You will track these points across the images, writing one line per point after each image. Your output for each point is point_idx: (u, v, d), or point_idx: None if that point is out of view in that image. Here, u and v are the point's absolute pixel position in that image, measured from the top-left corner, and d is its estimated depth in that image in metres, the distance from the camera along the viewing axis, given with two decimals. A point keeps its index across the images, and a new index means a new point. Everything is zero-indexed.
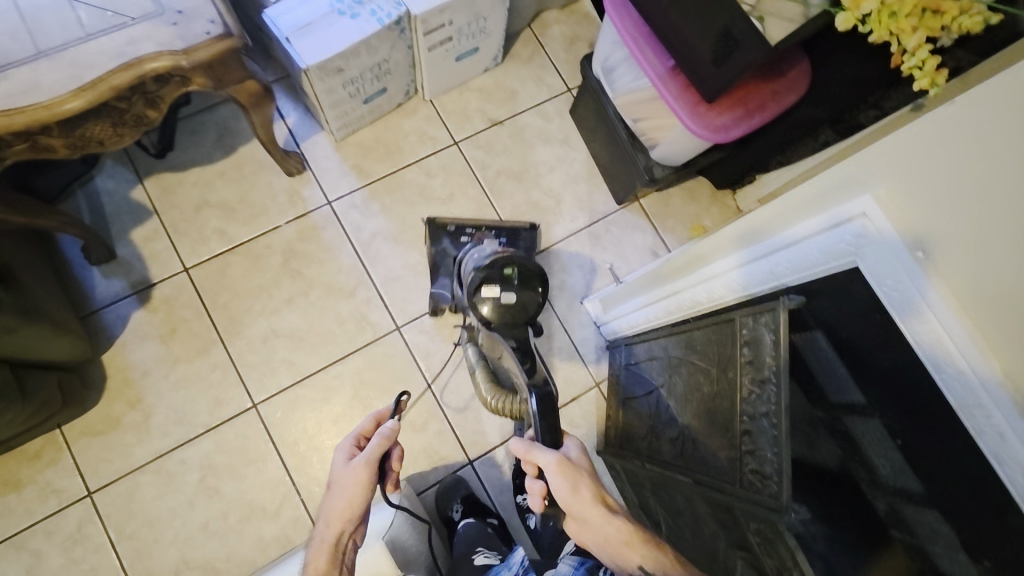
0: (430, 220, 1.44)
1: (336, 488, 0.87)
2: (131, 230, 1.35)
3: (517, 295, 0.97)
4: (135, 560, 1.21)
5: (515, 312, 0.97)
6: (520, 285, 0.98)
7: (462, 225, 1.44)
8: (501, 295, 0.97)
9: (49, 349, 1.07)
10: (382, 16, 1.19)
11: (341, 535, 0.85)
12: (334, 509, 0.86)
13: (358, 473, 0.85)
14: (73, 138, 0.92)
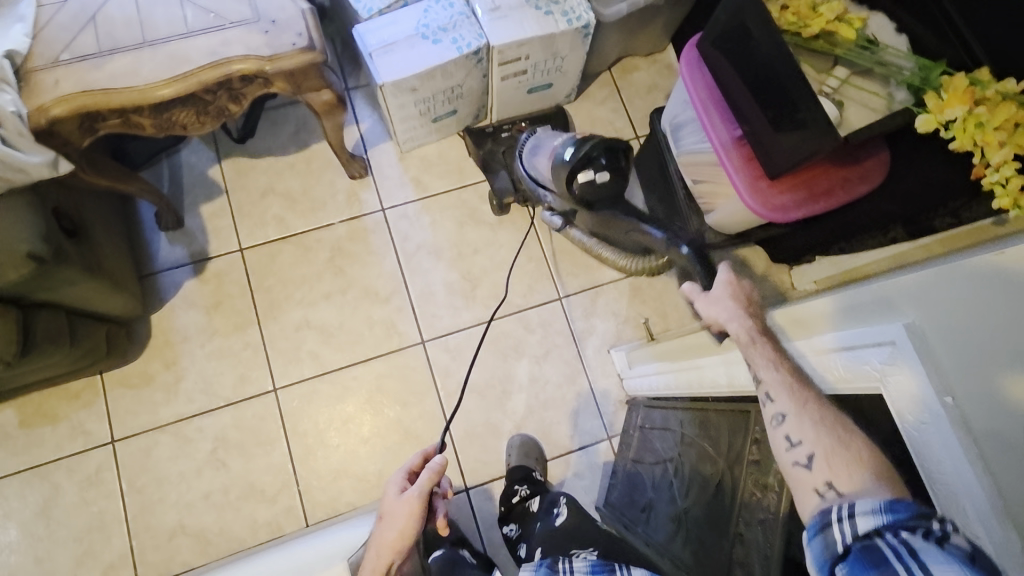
0: (470, 128, 1.52)
1: (386, 520, 0.89)
2: (201, 204, 1.45)
3: (609, 170, 1.04)
4: (137, 514, 1.27)
5: (615, 184, 1.05)
6: (609, 155, 1.04)
7: (501, 126, 1.52)
8: (595, 175, 1.03)
9: (104, 303, 1.16)
10: (462, 45, 1.23)
11: (391, 567, 0.85)
12: (384, 539, 0.87)
13: (409, 505, 0.87)
14: (161, 121, 1.00)
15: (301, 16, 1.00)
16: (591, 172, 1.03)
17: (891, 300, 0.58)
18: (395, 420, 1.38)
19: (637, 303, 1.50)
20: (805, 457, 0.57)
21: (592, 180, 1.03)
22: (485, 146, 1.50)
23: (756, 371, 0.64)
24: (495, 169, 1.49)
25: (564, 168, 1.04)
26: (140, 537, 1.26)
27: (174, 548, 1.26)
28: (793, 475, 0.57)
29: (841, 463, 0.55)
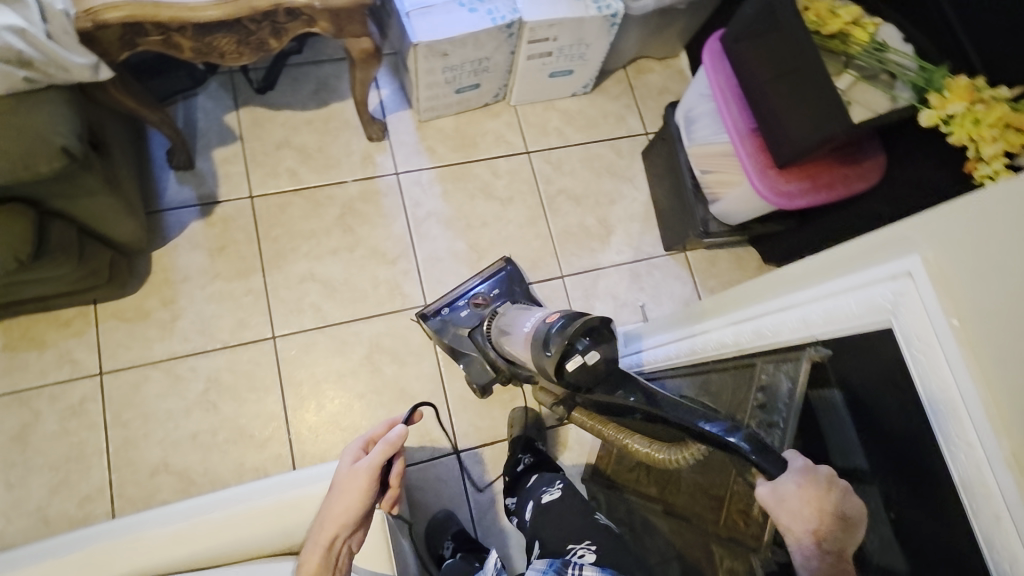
0: (420, 318, 1.37)
1: (336, 490, 0.83)
2: (214, 149, 1.44)
3: (602, 345, 0.85)
4: (120, 448, 1.24)
5: (604, 364, 0.84)
6: (591, 335, 0.85)
7: (450, 298, 1.38)
8: (590, 359, 0.84)
9: (116, 226, 1.15)
10: (496, 17, 1.27)
11: (335, 539, 0.80)
12: (331, 511, 0.81)
13: (358, 478, 0.82)
14: (202, 45, 1.02)
15: None
16: (580, 355, 0.84)
17: (897, 229, 0.61)
18: (391, 379, 1.38)
19: (636, 288, 1.54)
20: None
21: (581, 367, 0.84)
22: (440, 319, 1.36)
23: None
24: (461, 352, 1.33)
25: (548, 362, 0.88)
26: (119, 474, 1.22)
27: (155, 487, 1.23)
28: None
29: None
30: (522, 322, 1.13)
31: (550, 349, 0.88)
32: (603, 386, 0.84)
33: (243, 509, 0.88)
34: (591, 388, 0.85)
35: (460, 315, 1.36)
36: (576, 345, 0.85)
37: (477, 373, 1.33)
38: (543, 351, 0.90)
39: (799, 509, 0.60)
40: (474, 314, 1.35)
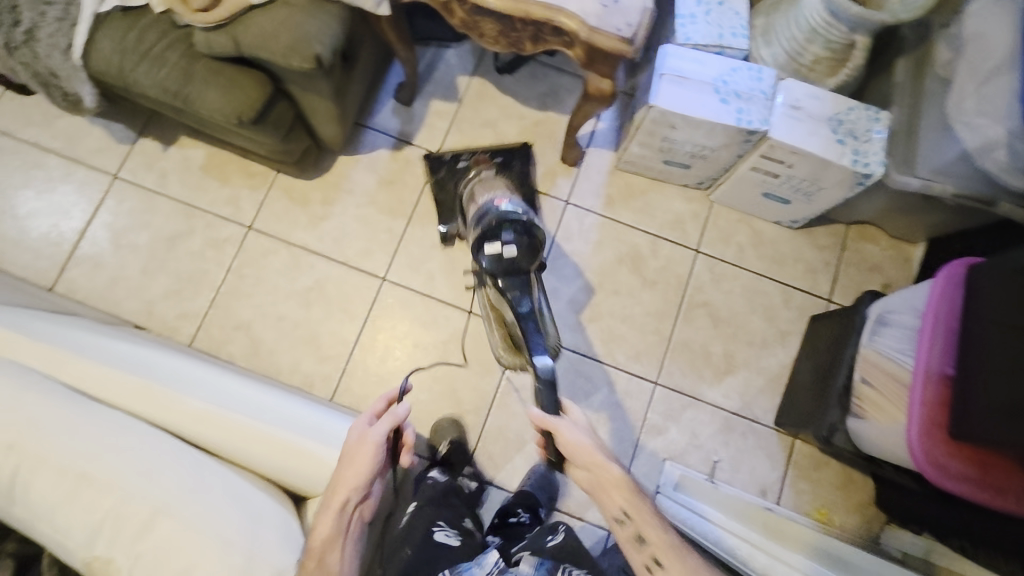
0: (427, 156, 1.50)
1: (343, 458, 0.79)
2: (435, 98, 1.54)
3: (517, 237, 1.03)
4: (229, 293, 1.42)
5: (515, 257, 1.02)
6: (513, 224, 1.04)
7: (460, 155, 1.50)
8: (505, 248, 1.01)
9: (324, 124, 1.27)
10: (744, 119, 1.17)
11: (343, 504, 0.76)
12: (338, 478, 0.77)
13: (365, 447, 0.78)
14: (470, 21, 1.07)
15: (641, 10, 0.99)
16: (503, 244, 1.02)
17: None
18: (451, 374, 1.41)
19: (721, 439, 1.40)
20: None
21: (500, 253, 1.02)
22: (438, 168, 1.48)
23: (643, 533, 0.85)
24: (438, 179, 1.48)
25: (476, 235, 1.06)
26: (215, 311, 1.41)
27: (231, 338, 1.40)
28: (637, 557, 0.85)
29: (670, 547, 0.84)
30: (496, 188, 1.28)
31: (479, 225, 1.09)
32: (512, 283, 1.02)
33: (265, 431, 0.86)
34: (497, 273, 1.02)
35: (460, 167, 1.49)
36: (504, 233, 1.03)
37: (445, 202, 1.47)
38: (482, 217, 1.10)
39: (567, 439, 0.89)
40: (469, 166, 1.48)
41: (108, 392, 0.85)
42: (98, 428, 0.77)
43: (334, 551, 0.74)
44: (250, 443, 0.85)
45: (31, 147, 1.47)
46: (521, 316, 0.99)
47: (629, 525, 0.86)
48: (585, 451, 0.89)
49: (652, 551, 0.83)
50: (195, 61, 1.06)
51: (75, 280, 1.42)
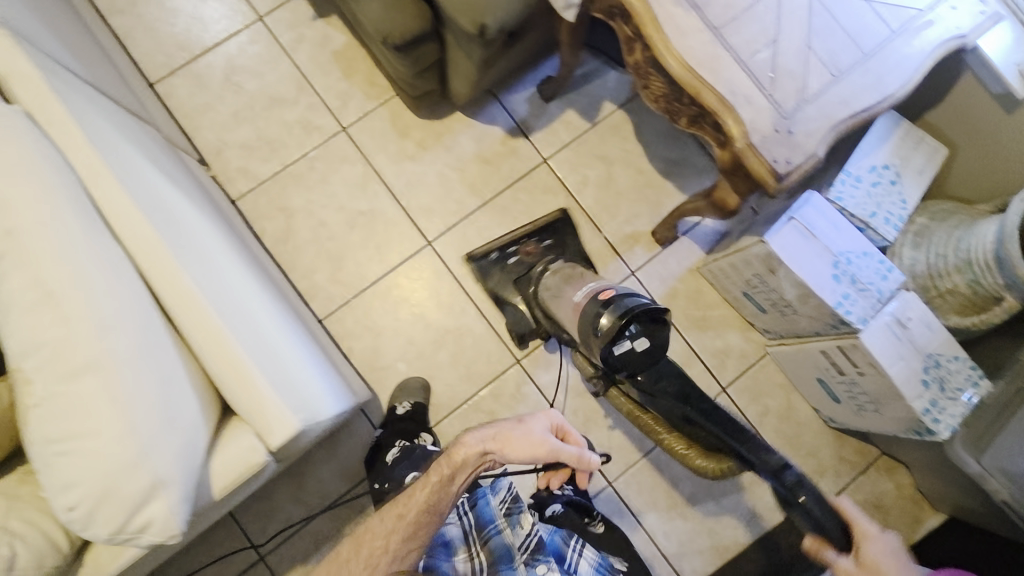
0: (473, 259, 1.40)
1: (505, 432, 0.78)
2: (573, 108, 1.49)
3: (645, 331, 0.92)
4: (292, 175, 1.42)
5: (649, 355, 0.92)
6: (643, 326, 0.91)
7: (506, 249, 1.40)
8: (636, 345, 0.91)
9: (459, 80, 1.23)
10: (843, 306, 1.08)
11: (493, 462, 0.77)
12: (503, 440, 0.77)
13: (537, 446, 0.77)
14: (643, 68, 0.99)
15: (812, 154, 0.89)
16: (624, 343, 0.91)
17: None
18: (435, 363, 1.37)
19: None
20: None
21: (631, 350, 0.91)
22: (490, 268, 1.40)
23: None
24: (505, 304, 1.39)
25: (597, 347, 0.93)
26: (271, 184, 1.42)
27: (270, 216, 1.40)
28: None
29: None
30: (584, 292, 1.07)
31: (598, 328, 0.93)
32: (674, 386, 0.90)
33: (223, 342, 0.70)
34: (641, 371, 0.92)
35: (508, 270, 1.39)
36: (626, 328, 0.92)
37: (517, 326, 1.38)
38: (591, 328, 0.95)
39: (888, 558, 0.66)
40: (522, 264, 1.39)
41: (115, 212, 0.71)
42: (86, 255, 0.65)
43: (468, 467, 0.76)
44: (217, 356, 0.70)
45: None
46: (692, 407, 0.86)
47: None
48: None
49: None
50: None
51: (172, 87, 1.43)
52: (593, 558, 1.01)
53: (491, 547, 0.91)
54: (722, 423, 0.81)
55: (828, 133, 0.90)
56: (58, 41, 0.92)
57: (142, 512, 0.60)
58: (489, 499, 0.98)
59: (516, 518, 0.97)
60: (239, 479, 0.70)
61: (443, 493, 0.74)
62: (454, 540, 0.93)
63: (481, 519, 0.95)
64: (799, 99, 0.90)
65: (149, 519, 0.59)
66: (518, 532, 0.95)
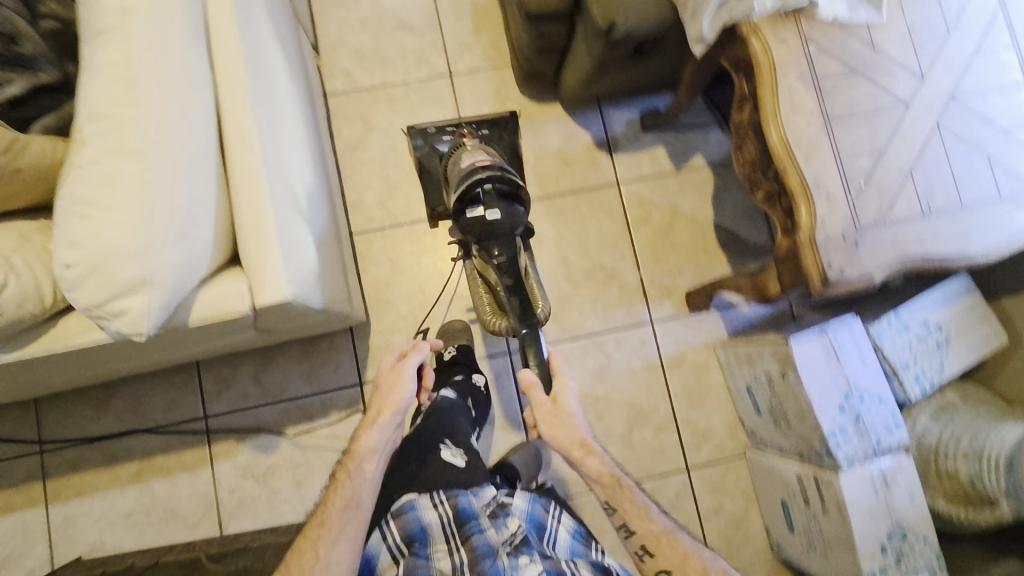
0: (410, 130, 1.43)
1: (381, 387, 0.96)
2: (665, 147, 1.49)
3: (509, 207, 1.04)
4: (387, 96, 1.47)
5: (499, 224, 1.02)
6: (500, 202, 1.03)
7: (441, 126, 1.43)
8: (488, 214, 1.02)
9: (572, 71, 1.25)
10: (834, 437, 1.05)
11: (378, 420, 0.93)
12: (382, 400, 0.95)
13: (400, 377, 0.96)
14: (745, 129, 0.99)
15: (868, 274, 0.87)
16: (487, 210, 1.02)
17: None
18: (435, 318, 1.39)
19: None
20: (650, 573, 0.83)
21: (483, 219, 1.01)
22: (423, 142, 1.42)
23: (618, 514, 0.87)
24: (428, 169, 1.41)
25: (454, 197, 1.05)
26: (365, 94, 1.47)
27: (351, 123, 1.46)
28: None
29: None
30: (474, 158, 1.12)
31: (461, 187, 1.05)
32: (508, 277, 1.02)
33: (257, 192, 0.74)
34: (491, 234, 1.02)
35: (440, 148, 1.42)
36: (483, 195, 1.03)
37: (432, 187, 1.40)
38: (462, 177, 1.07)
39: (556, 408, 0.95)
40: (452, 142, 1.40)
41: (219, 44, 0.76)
42: (179, 64, 0.70)
43: (370, 459, 0.91)
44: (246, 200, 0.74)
45: None
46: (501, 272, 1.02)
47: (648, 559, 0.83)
48: (568, 432, 0.93)
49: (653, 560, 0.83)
50: None
51: None
52: (569, 530, 0.97)
53: (471, 545, 0.85)
54: (519, 298, 1.02)
55: (891, 262, 0.87)
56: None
57: (122, 300, 0.63)
58: (470, 498, 0.93)
59: (501, 519, 0.90)
60: (214, 318, 0.73)
61: (361, 481, 0.88)
62: (432, 528, 0.89)
63: (461, 515, 0.90)
64: (878, 218, 0.88)
65: (126, 307, 0.63)
66: (504, 529, 0.89)
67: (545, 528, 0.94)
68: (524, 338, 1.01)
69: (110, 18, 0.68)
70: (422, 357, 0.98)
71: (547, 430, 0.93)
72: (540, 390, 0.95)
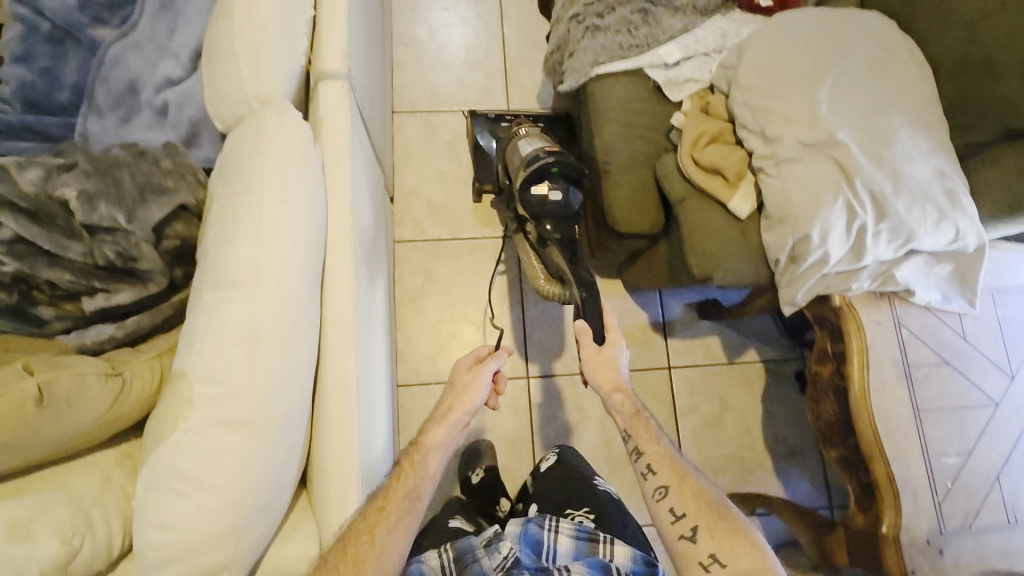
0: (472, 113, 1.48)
1: (454, 384, 0.84)
2: (719, 337, 1.49)
3: (570, 186, 1.02)
4: (452, 252, 1.49)
5: (561, 207, 1.01)
6: (568, 184, 1.01)
7: (503, 116, 1.48)
8: (551, 193, 1.00)
9: (644, 274, 1.26)
10: None
11: (449, 410, 0.81)
12: (455, 398, 0.82)
13: (476, 375, 0.83)
14: (824, 384, 0.97)
15: None
16: (552, 190, 1.00)
17: None
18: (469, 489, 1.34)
19: None
20: (689, 539, 0.80)
21: (546, 199, 1.00)
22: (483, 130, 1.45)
23: (640, 450, 0.88)
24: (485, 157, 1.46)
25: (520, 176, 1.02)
26: (431, 246, 1.49)
27: (413, 273, 1.47)
28: (674, 541, 0.81)
29: (719, 530, 0.80)
30: (532, 145, 1.09)
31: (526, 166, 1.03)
32: (566, 252, 1.01)
33: (347, 445, 0.71)
34: (553, 211, 1.01)
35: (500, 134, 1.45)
36: (551, 173, 1.01)
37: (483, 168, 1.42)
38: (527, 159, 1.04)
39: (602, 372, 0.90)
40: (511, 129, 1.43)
41: (334, 281, 0.77)
42: (299, 314, 0.69)
43: (435, 456, 0.78)
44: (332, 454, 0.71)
45: (498, 37, 1.64)
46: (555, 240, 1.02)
47: (681, 519, 0.81)
48: (611, 373, 0.91)
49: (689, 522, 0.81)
50: (647, 165, 1.10)
51: (406, 124, 1.56)
52: (572, 531, 0.90)
53: None
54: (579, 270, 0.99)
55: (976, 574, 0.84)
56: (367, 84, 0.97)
57: None
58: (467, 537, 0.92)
59: (496, 546, 0.91)
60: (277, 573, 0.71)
61: (421, 478, 0.76)
62: None
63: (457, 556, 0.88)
64: (964, 522, 0.85)
65: None
66: (496, 556, 0.89)
67: (542, 546, 0.90)
68: (583, 297, 0.92)
69: (242, 275, 0.68)
70: (501, 363, 0.84)
71: (589, 368, 0.91)
72: (591, 338, 0.90)
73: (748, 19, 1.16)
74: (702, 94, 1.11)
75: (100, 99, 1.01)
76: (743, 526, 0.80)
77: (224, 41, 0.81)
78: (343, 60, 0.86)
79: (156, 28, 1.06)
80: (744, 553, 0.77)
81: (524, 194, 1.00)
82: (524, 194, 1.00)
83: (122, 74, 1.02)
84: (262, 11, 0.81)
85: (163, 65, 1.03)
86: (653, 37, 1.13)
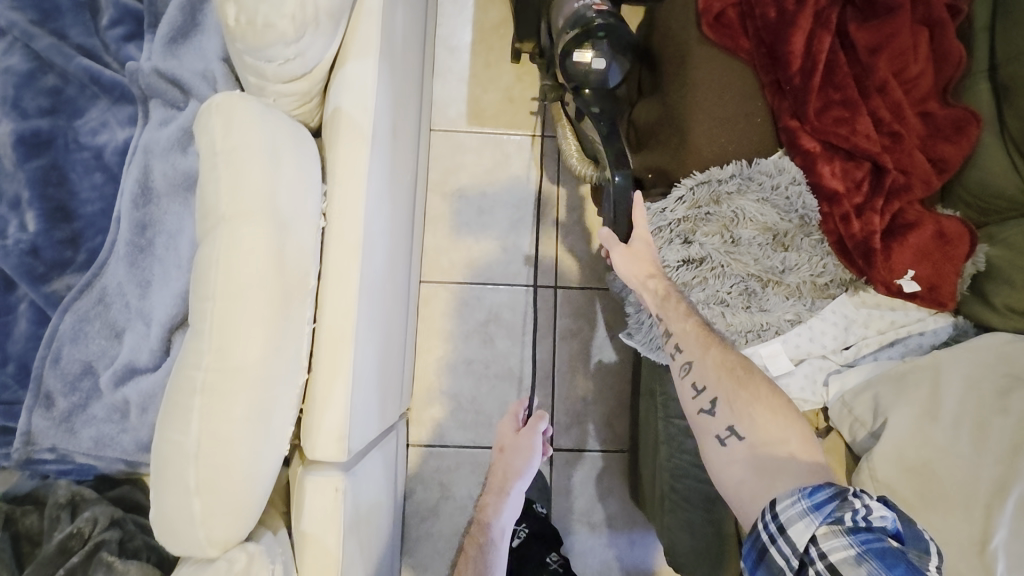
0: None
1: (499, 454, 0.97)
2: None
3: (614, 60, 0.89)
4: (473, 462, 1.31)
5: (607, 78, 0.90)
6: (615, 50, 0.89)
7: None
8: (593, 62, 0.88)
9: None
10: None
11: (500, 485, 0.94)
12: (499, 466, 0.95)
13: (526, 444, 0.95)
14: None
15: None
16: (594, 57, 0.88)
17: None
18: None
19: None
20: (706, 408, 0.72)
21: (588, 67, 0.89)
22: None
23: (668, 325, 0.80)
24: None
25: (562, 40, 0.90)
26: (449, 453, 1.31)
27: (426, 485, 1.30)
28: (693, 416, 0.74)
29: (738, 398, 0.71)
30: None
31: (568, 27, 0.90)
32: (603, 127, 0.93)
33: None
34: (592, 84, 0.90)
35: None
36: (596, 35, 0.88)
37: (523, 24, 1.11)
38: (569, 16, 0.91)
39: (639, 254, 0.84)
40: None
41: None
42: None
43: (496, 539, 0.91)
44: None
45: (553, 192, 1.37)
46: (592, 114, 0.93)
47: (702, 392, 0.74)
48: (647, 261, 0.84)
49: (713, 395, 0.73)
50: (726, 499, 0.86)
51: (436, 296, 1.34)
52: None
53: None
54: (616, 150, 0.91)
55: None
56: (376, 417, 0.75)
57: None
58: None
59: None
60: None
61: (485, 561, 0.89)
62: None
63: None
64: None
65: None
66: None
67: None
68: (615, 187, 0.89)
69: None
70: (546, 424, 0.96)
71: (620, 260, 0.85)
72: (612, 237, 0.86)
73: (884, 303, 0.88)
74: (811, 416, 0.85)
75: (51, 385, 0.80)
76: (765, 390, 0.71)
77: (173, 456, 0.57)
78: (337, 448, 0.64)
79: (125, 280, 0.83)
80: (765, 419, 0.68)
81: (563, 58, 0.89)
82: (563, 58, 0.89)
83: (79, 353, 0.82)
84: (230, 421, 0.57)
85: (130, 339, 0.82)
86: (754, 330, 0.86)
